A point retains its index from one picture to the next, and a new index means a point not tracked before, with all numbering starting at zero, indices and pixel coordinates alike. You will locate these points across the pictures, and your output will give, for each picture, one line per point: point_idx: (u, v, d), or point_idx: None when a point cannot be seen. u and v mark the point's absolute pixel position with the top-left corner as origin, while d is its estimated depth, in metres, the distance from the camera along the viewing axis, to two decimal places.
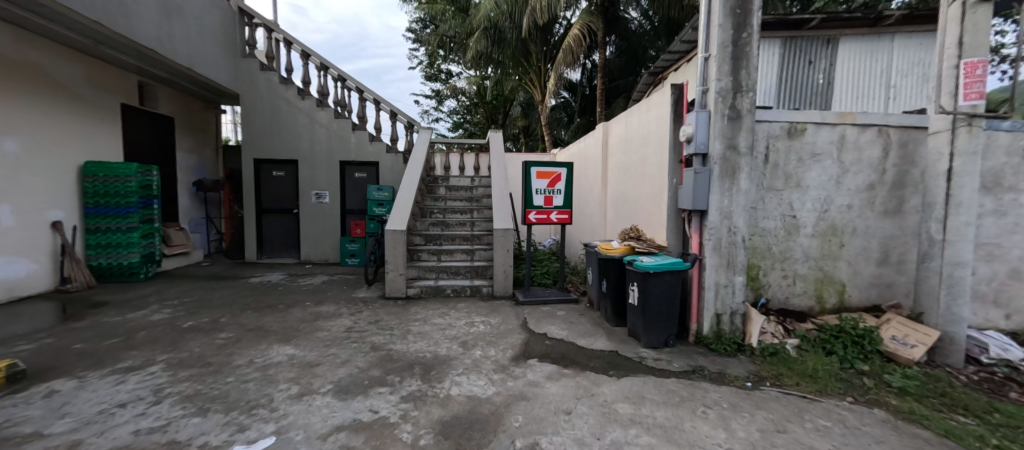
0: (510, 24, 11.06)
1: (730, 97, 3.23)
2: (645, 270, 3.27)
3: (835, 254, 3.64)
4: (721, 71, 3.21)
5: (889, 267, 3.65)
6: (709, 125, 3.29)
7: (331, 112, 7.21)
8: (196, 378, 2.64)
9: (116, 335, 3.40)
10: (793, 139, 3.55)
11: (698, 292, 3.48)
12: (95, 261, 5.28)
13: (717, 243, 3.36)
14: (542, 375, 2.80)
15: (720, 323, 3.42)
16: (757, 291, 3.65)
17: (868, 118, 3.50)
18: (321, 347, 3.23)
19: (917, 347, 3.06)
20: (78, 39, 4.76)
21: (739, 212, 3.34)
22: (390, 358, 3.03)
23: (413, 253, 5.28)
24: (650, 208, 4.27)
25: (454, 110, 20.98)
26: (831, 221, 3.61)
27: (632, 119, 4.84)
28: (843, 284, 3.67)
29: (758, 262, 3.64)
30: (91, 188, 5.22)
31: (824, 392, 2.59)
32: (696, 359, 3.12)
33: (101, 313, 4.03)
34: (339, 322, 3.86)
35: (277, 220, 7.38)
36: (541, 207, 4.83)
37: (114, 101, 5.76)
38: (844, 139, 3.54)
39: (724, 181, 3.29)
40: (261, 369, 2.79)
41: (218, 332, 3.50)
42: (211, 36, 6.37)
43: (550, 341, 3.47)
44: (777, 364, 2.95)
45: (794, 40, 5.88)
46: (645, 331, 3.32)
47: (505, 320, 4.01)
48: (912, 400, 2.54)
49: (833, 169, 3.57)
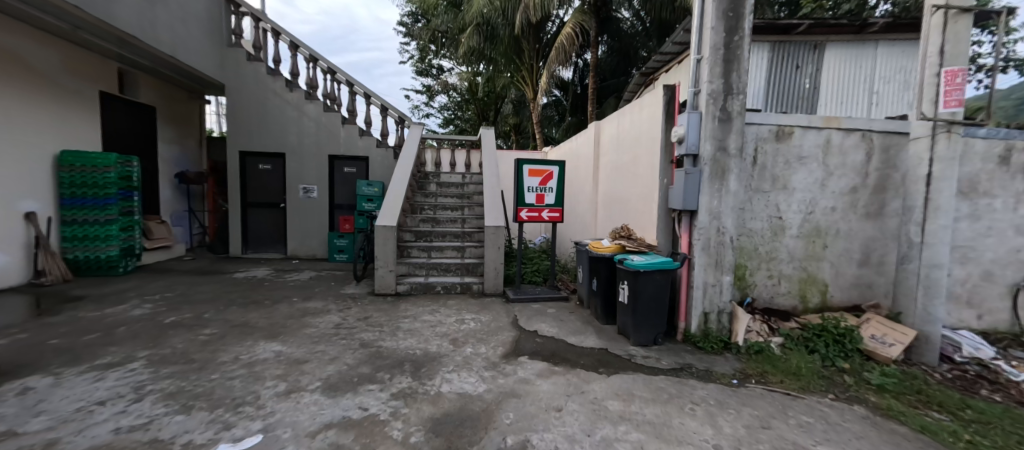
0: (504, 21, 11.04)
1: (721, 99, 3.26)
2: (636, 270, 3.29)
3: (819, 255, 3.74)
4: (713, 73, 3.24)
5: (870, 268, 3.76)
6: (700, 126, 3.33)
7: (320, 105, 7.09)
8: (180, 375, 2.57)
9: (94, 330, 3.29)
10: (781, 142, 3.63)
11: (687, 291, 3.52)
12: (71, 255, 5.10)
13: (706, 243, 3.39)
14: (533, 372, 2.80)
15: (708, 322, 3.46)
16: (744, 290, 3.73)
17: (853, 122, 3.59)
18: (309, 343, 3.18)
19: (895, 345, 3.17)
20: (54, 23, 4.55)
21: (728, 212, 3.38)
22: (380, 356, 3.00)
23: (403, 249, 5.24)
24: (640, 207, 4.30)
25: (445, 106, 20.77)
26: (815, 222, 3.71)
27: (624, 118, 4.85)
28: (825, 284, 3.78)
29: (745, 262, 3.72)
30: (68, 179, 5.05)
31: (806, 389, 2.66)
32: (684, 357, 3.15)
33: (77, 308, 3.90)
34: (327, 319, 3.80)
35: (262, 214, 7.22)
36: (532, 206, 4.83)
37: (91, 88, 5.54)
38: (830, 143, 3.64)
39: (714, 181, 3.33)
40: (247, 365, 2.74)
41: (202, 328, 3.41)
42: (195, 24, 6.18)
43: (541, 339, 3.48)
44: (763, 362, 3.01)
45: (782, 44, 6.00)
46: (635, 330, 3.36)
47: (496, 318, 4.01)
48: (890, 397, 2.63)
49: (818, 172, 3.66)
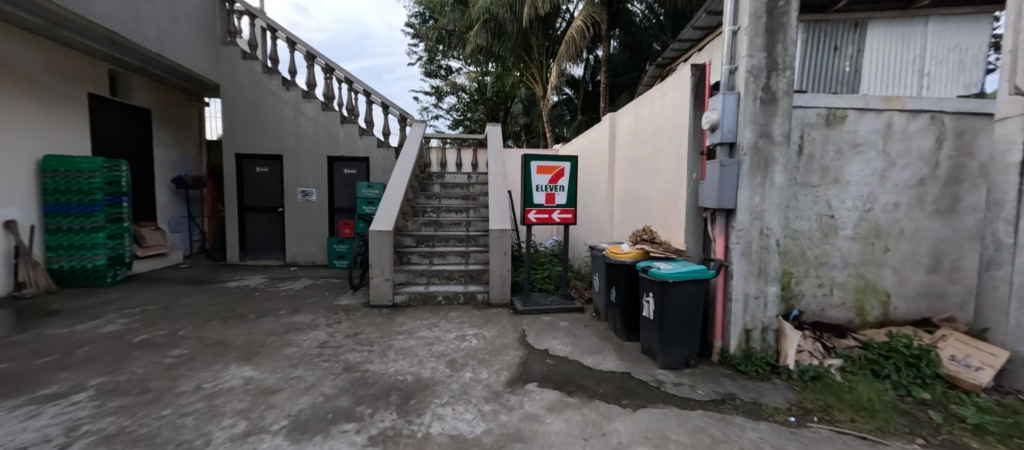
0: (511, 16, 10.56)
1: (762, 77, 2.74)
2: (663, 279, 2.79)
3: (878, 259, 3.20)
4: (753, 46, 2.73)
5: (941, 274, 3.20)
6: (737, 110, 2.82)
7: (318, 104, 6.78)
8: (127, 410, 2.20)
9: (52, 352, 2.95)
10: (832, 127, 3.12)
11: (723, 304, 2.99)
12: (56, 265, 4.84)
13: (746, 247, 2.85)
14: (542, 406, 2.33)
15: (750, 341, 2.92)
16: (789, 302, 3.21)
17: (919, 103, 3.07)
18: (285, 367, 2.78)
19: (983, 369, 2.59)
20: (30, 19, 4.28)
21: (773, 211, 2.85)
22: (363, 383, 2.57)
23: (402, 255, 4.85)
24: (663, 207, 3.80)
25: (455, 107, 20.57)
26: (874, 221, 3.18)
27: (643, 108, 4.36)
28: (887, 294, 3.23)
29: (791, 268, 3.20)
30: (51, 185, 4.79)
31: (886, 431, 2.11)
32: (724, 384, 2.63)
33: (47, 324, 3.58)
34: (312, 335, 3.40)
35: (260, 218, 6.91)
36: (542, 206, 4.37)
37: (79, 90, 5.32)
38: (890, 128, 3.11)
39: (756, 174, 2.80)
40: (208, 397, 2.34)
41: (171, 349, 3.04)
42: (187, 21, 5.90)
43: (552, 360, 3.01)
44: (823, 392, 2.47)
45: (818, 24, 5.34)
46: (661, 349, 2.85)
47: (501, 333, 3.55)
48: (994, 441, 2.06)
49: (877, 161, 3.14)
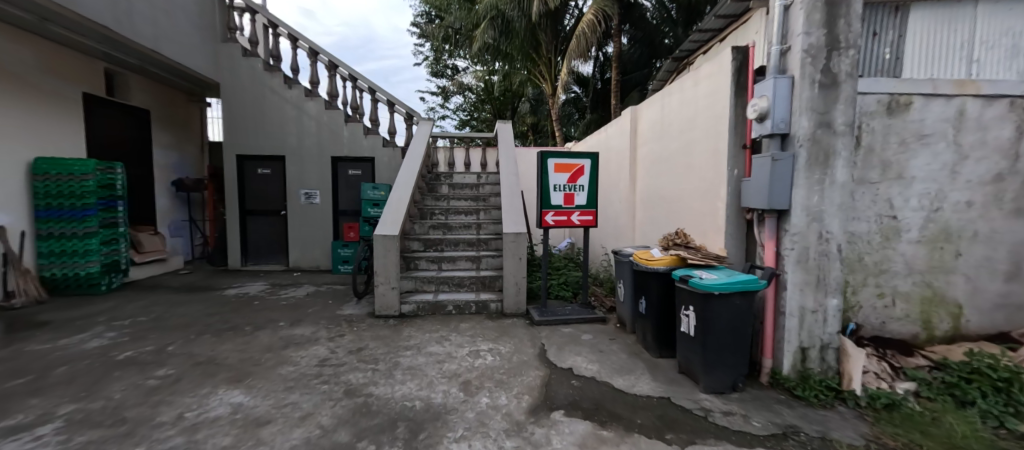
0: (518, 12, 10.23)
1: (822, 57, 2.38)
2: (706, 291, 2.42)
3: (948, 266, 2.81)
4: (811, 21, 2.37)
5: (1020, 283, 2.82)
6: (791, 95, 2.45)
7: (321, 103, 6.51)
8: (94, 447, 1.90)
9: (26, 372, 2.67)
10: (895, 116, 2.73)
11: (774, 318, 2.63)
12: (47, 272, 4.62)
13: (802, 254, 2.49)
14: (573, 442, 1.99)
15: (806, 360, 2.57)
16: (846, 315, 2.83)
17: (995, 87, 2.68)
18: (279, 391, 2.47)
19: None
20: (19, 15, 4.07)
21: (833, 212, 2.49)
22: (365, 411, 2.26)
23: (409, 261, 4.54)
24: (697, 207, 3.44)
25: (461, 107, 20.33)
26: (943, 222, 2.78)
27: (670, 100, 4.00)
28: (958, 306, 2.84)
29: (847, 276, 2.82)
30: (42, 188, 4.56)
31: None
32: (782, 414, 2.26)
33: (29, 338, 3.33)
34: (312, 352, 3.10)
35: (262, 222, 6.67)
36: (560, 208, 4.03)
37: (74, 89, 5.11)
38: (963, 116, 2.72)
39: (814, 170, 2.44)
40: (189, 430, 2.04)
41: (156, 368, 2.76)
42: (185, 17, 5.68)
43: (578, 382, 2.67)
44: (903, 425, 2.09)
45: None
46: (704, 371, 2.50)
47: (518, 348, 3.22)
48: None
49: (947, 154, 2.74)
